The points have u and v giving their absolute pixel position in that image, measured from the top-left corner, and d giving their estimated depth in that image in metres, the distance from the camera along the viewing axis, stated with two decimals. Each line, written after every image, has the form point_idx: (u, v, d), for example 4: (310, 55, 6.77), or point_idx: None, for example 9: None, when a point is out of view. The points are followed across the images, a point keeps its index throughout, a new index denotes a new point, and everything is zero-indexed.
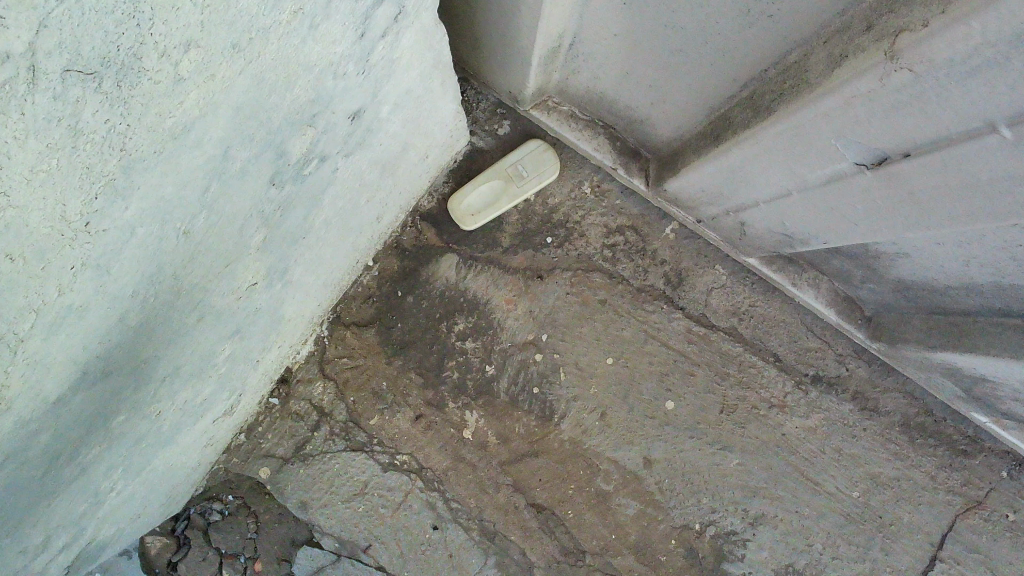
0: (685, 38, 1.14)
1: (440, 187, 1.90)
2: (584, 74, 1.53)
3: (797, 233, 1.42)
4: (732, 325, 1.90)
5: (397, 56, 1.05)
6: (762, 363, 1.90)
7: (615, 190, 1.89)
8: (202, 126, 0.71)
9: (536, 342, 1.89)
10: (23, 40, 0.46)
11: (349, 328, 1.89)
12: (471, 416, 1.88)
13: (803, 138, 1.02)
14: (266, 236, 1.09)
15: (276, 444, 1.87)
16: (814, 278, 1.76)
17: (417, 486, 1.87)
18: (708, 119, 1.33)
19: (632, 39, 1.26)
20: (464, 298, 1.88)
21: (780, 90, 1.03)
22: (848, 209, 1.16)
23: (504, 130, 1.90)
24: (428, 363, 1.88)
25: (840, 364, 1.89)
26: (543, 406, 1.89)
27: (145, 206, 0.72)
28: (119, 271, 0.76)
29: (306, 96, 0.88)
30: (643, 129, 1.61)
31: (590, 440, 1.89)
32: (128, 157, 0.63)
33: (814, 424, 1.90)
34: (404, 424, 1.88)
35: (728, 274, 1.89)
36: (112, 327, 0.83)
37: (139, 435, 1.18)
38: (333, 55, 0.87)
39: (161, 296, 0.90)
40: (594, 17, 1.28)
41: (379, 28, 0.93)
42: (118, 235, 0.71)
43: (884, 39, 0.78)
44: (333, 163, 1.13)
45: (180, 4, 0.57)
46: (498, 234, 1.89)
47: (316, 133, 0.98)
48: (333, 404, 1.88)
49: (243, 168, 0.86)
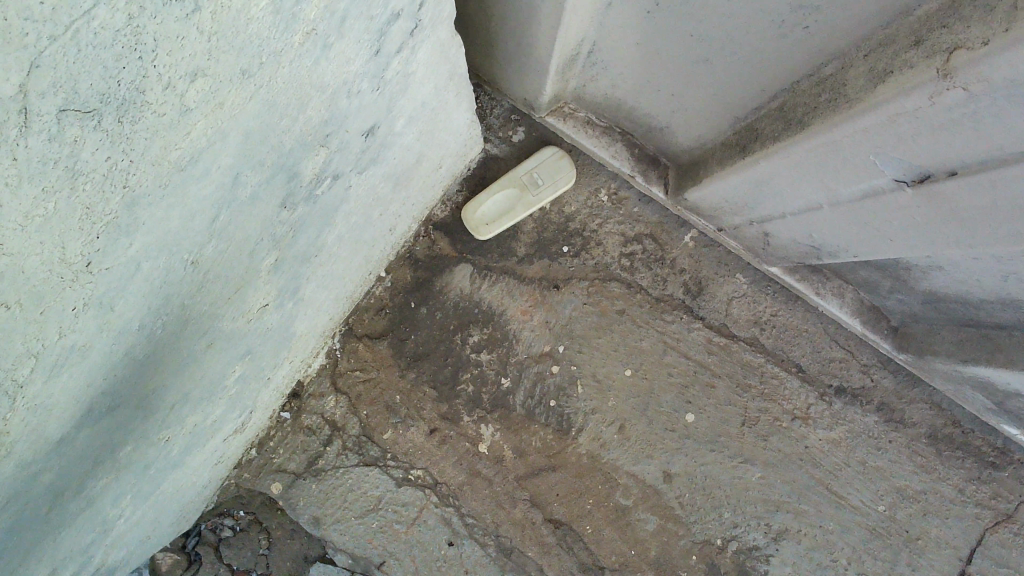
0: (711, 48, 1.09)
1: (454, 196, 1.86)
2: (603, 82, 1.48)
3: (825, 245, 1.37)
4: (754, 335, 1.85)
5: (412, 70, 1.01)
6: (785, 374, 1.85)
7: (632, 197, 1.84)
8: (210, 155, 0.67)
9: (553, 353, 1.85)
10: (13, 81, 0.42)
11: (362, 340, 1.85)
12: (486, 429, 1.84)
13: (838, 153, 0.97)
14: (277, 258, 1.05)
15: (287, 459, 1.83)
16: (839, 288, 1.71)
17: (432, 502, 1.84)
18: (732, 129, 1.28)
19: (655, 48, 1.21)
20: (479, 310, 1.84)
21: (814, 104, 0.98)
22: (883, 224, 1.12)
23: (518, 137, 1.85)
24: (442, 376, 1.84)
25: (865, 375, 1.84)
26: (560, 419, 1.84)
27: (151, 240, 0.68)
28: (124, 306, 0.72)
29: (319, 117, 0.84)
30: (663, 136, 1.56)
31: (608, 454, 1.85)
32: (132, 193, 0.59)
33: (838, 436, 1.85)
34: (418, 438, 1.84)
35: (749, 283, 1.84)
36: (117, 363, 0.79)
37: (147, 462, 1.14)
38: (347, 74, 0.83)
39: (169, 326, 0.86)
40: (614, 26, 1.24)
41: (395, 44, 0.89)
42: (122, 271, 0.67)
43: (937, 55, 0.74)
44: (346, 181, 1.09)
45: (185, 33, 0.52)
46: (514, 243, 1.85)
47: (329, 153, 0.94)
48: (345, 418, 1.84)
49: (253, 194, 0.82)
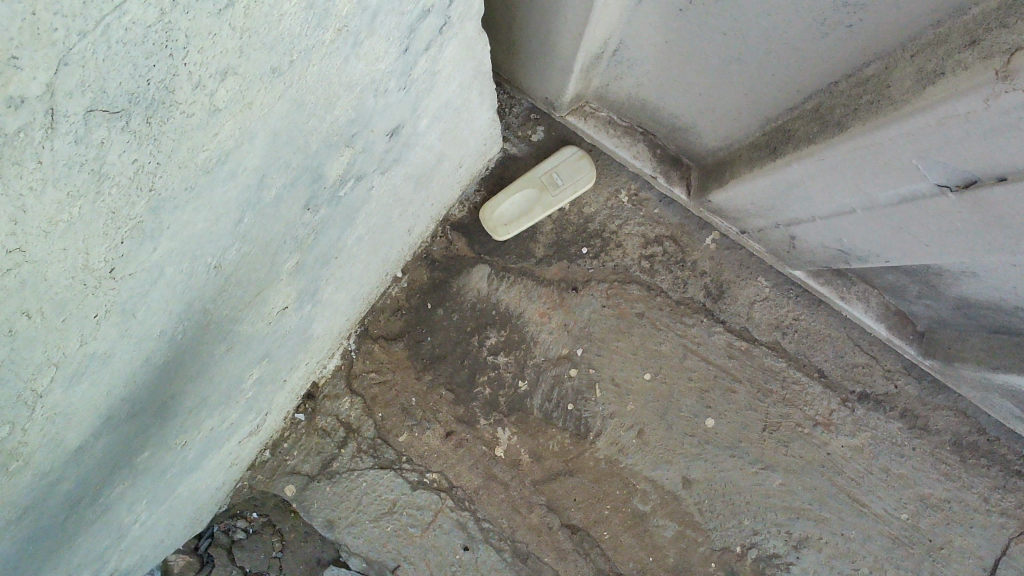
0: (746, 47, 1.06)
1: (472, 196, 1.84)
2: (627, 81, 1.45)
3: (854, 249, 1.34)
4: (775, 339, 1.82)
5: (438, 68, 0.98)
6: (807, 379, 1.82)
7: (653, 198, 1.81)
8: (237, 156, 0.64)
9: (571, 356, 1.82)
10: (40, 80, 0.39)
11: (378, 341, 1.83)
12: (503, 433, 1.81)
13: (878, 156, 0.94)
14: (299, 260, 1.03)
15: (302, 461, 1.81)
16: (864, 292, 1.68)
17: (448, 506, 1.81)
18: (762, 129, 1.25)
19: (685, 47, 1.18)
20: (496, 311, 1.81)
21: (854, 105, 0.95)
22: (919, 229, 1.08)
23: (538, 137, 1.82)
24: (459, 378, 1.81)
25: (888, 381, 1.80)
26: (578, 423, 1.82)
27: (175, 244, 0.65)
28: (145, 313, 0.70)
29: (346, 117, 0.81)
30: (687, 137, 1.53)
31: (626, 459, 1.82)
32: (157, 197, 0.57)
33: (861, 443, 1.82)
34: (434, 441, 1.81)
35: (772, 286, 1.81)
36: (137, 369, 0.77)
37: (164, 466, 1.12)
38: (375, 73, 0.80)
39: (190, 331, 0.84)
40: (643, 24, 1.21)
41: (423, 41, 0.86)
42: (146, 277, 0.64)
43: (995, 56, 0.72)
44: (368, 181, 1.07)
45: (217, 29, 0.50)
46: (532, 244, 1.82)
47: (354, 153, 0.92)
48: (360, 420, 1.82)
49: (278, 196, 0.79)
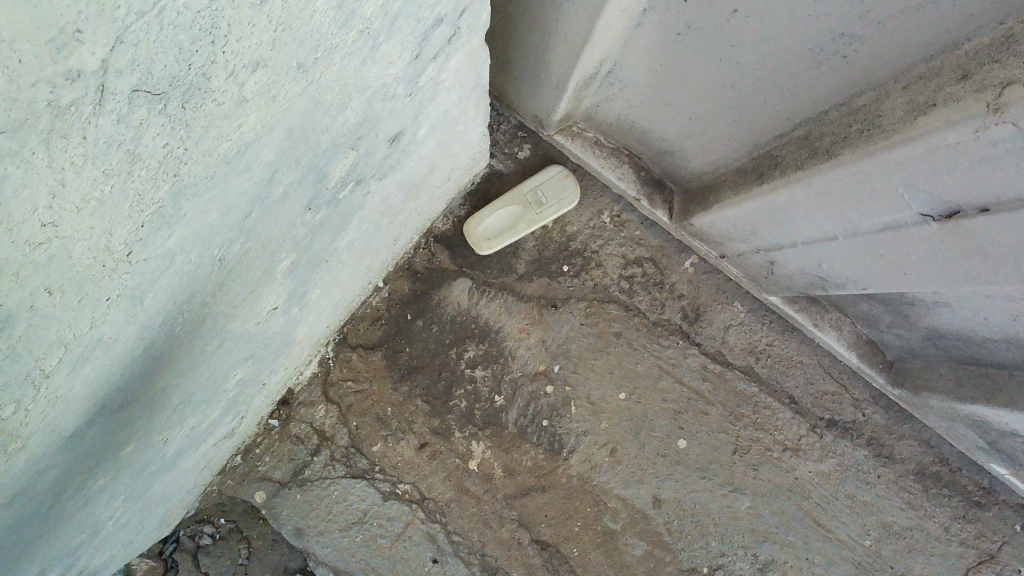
0: (741, 72, 1.10)
1: (456, 210, 1.85)
2: (618, 103, 1.48)
3: (832, 277, 1.38)
4: (748, 364, 1.85)
5: (442, 78, 1.00)
6: (777, 404, 1.85)
7: (635, 220, 1.84)
8: (256, 149, 0.65)
9: (548, 373, 1.83)
10: (97, 56, 0.40)
11: (355, 350, 1.83)
12: (477, 446, 1.82)
13: (865, 184, 0.98)
14: (293, 261, 1.03)
15: (273, 468, 1.80)
16: (836, 320, 1.73)
17: (419, 517, 1.80)
18: (750, 155, 1.29)
19: (680, 71, 1.21)
20: (476, 324, 1.82)
21: (844, 134, 0.99)
22: (899, 257, 1.12)
23: (524, 154, 1.85)
24: (435, 390, 1.82)
25: (856, 409, 1.85)
26: (552, 439, 1.83)
27: (188, 233, 0.66)
28: (152, 300, 0.70)
29: (355, 119, 0.83)
30: (673, 160, 1.57)
31: (598, 477, 1.83)
32: (180, 182, 0.58)
33: (828, 469, 1.85)
34: (407, 453, 1.81)
35: (746, 311, 1.85)
36: (135, 359, 0.77)
37: (144, 463, 1.11)
38: (386, 78, 0.82)
39: (187, 323, 0.84)
40: (638, 48, 1.24)
41: (433, 49, 0.88)
42: (158, 263, 0.65)
43: (987, 90, 0.76)
44: (366, 186, 1.08)
45: (257, 20, 0.51)
46: (514, 260, 1.84)
47: (357, 156, 0.93)
48: (334, 428, 1.81)
49: (284, 193, 0.80)
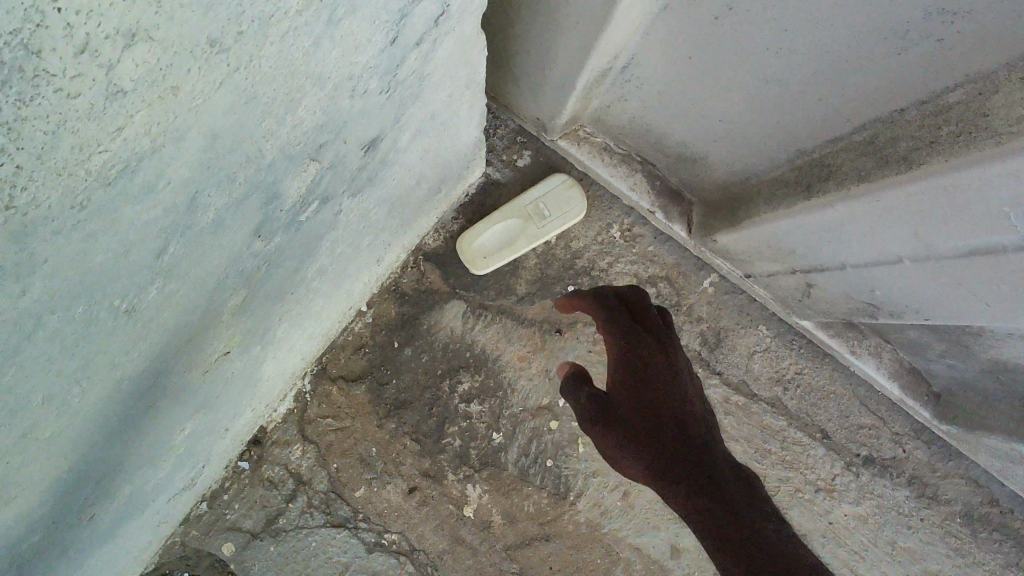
0: (791, 65, 0.89)
1: (449, 224, 1.64)
2: (633, 104, 1.28)
3: (886, 305, 1.18)
4: (775, 395, 1.66)
5: (428, 70, 0.80)
6: (809, 440, 1.66)
7: (648, 234, 1.64)
8: (156, 164, 0.45)
9: (552, 407, 1.63)
10: None
11: (336, 383, 1.61)
12: (473, 490, 1.62)
13: (956, 199, 0.78)
14: (245, 298, 0.83)
15: (242, 516, 1.59)
16: (875, 346, 1.55)
17: (407, 571, 1.62)
18: (793, 164, 1.09)
19: (712, 67, 1.01)
20: (471, 353, 1.62)
21: (935, 139, 0.80)
22: (981, 286, 0.92)
23: (524, 161, 1.64)
24: (426, 427, 1.62)
25: (896, 445, 1.66)
26: (557, 481, 1.63)
27: (58, 285, 0.46)
28: (18, 376, 0.50)
29: (312, 121, 0.63)
30: (695, 169, 1.37)
31: (609, 524, 1.64)
32: (21, 217, 0.38)
33: (865, 512, 1.67)
34: (395, 498, 1.61)
35: (773, 336, 1.65)
36: (15, 446, 0.58)
37: (68, 543, 0.91)
38: (353, 68, 0.62)
39: (97, 392, 0.64)
40: (660, 41, 1.04)
41: (416, 31, 0.68)
42: (10, 330, 0.45)
43: None
44: (336, 204, 0.88)
45: None
46: (514, 281, 1.63)
47: (320, 169, 0.73)
48: (312, 471, 1.60)
49: (219, 222, 0.60)
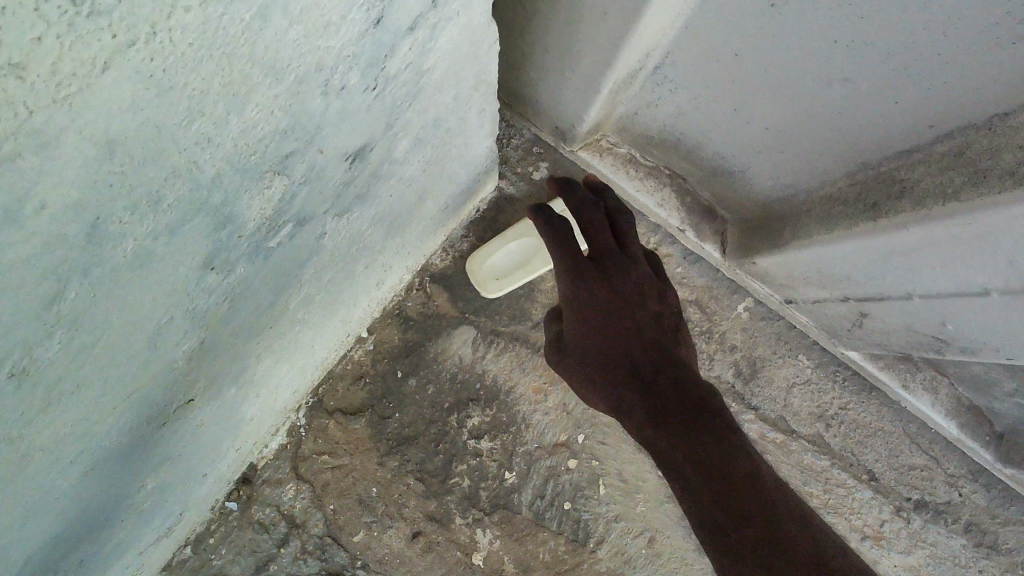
0: (860, 60, 0.75)
1: (458, 243, 1.49)
2: (664, 110, 1.14)
3: (957, 340, 1.02)
4: (817, 432, 1.50)
5: (428, 65, 0.66)
6: (854, 482, 1.50)
7: (675, 255, 1.47)
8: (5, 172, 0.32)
9: (570, 444, 1.49)
10: None
11: (333, 416, 1.47)
12: (483, 536, 1.47)
13: None
14: (205, 339, 0.69)
15: (230, 563, 1.42)
16: (932, 380, 1.40)
17: None
18: (853, 180, 0.95)
19: (762, 66, 0.87)
20: (481, 384, 1.48)
21: None
22: None
23: (540, 174, 1.49)
24: (431, 466, 1.47)
25: (951, 488, 1.49)
26: (576, 527, 1.48)
27: None
28: None
29: (272, 126, 0.49)
30: (732, 183, 1.22)
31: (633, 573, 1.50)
32: None
33: (917, 562, 1.51)
34: (397, 544, 1.47)
35: (814, 366, 1.49)
36: None
37: None
38: (325, 56, 0.48)
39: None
40: (700, 37, 0.90)
41: (410, 14, 0.54)
42: None
43: None
44: (320, 225, 0.74)
45: None
46: (530, 305, 1.49)
47: (292, 185, 0.59)
48: (306, 512, 1.45)
49: (145, 253, 0.46)
